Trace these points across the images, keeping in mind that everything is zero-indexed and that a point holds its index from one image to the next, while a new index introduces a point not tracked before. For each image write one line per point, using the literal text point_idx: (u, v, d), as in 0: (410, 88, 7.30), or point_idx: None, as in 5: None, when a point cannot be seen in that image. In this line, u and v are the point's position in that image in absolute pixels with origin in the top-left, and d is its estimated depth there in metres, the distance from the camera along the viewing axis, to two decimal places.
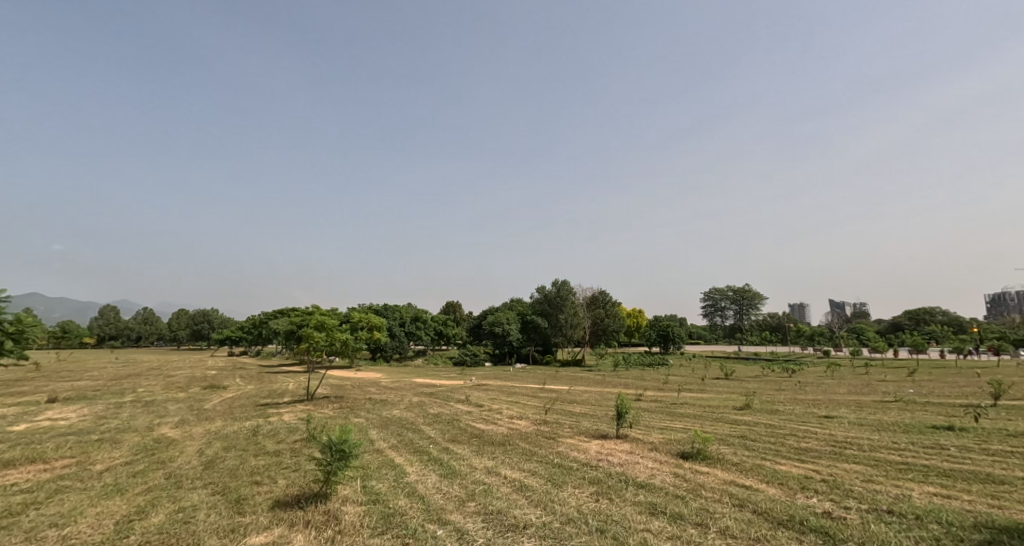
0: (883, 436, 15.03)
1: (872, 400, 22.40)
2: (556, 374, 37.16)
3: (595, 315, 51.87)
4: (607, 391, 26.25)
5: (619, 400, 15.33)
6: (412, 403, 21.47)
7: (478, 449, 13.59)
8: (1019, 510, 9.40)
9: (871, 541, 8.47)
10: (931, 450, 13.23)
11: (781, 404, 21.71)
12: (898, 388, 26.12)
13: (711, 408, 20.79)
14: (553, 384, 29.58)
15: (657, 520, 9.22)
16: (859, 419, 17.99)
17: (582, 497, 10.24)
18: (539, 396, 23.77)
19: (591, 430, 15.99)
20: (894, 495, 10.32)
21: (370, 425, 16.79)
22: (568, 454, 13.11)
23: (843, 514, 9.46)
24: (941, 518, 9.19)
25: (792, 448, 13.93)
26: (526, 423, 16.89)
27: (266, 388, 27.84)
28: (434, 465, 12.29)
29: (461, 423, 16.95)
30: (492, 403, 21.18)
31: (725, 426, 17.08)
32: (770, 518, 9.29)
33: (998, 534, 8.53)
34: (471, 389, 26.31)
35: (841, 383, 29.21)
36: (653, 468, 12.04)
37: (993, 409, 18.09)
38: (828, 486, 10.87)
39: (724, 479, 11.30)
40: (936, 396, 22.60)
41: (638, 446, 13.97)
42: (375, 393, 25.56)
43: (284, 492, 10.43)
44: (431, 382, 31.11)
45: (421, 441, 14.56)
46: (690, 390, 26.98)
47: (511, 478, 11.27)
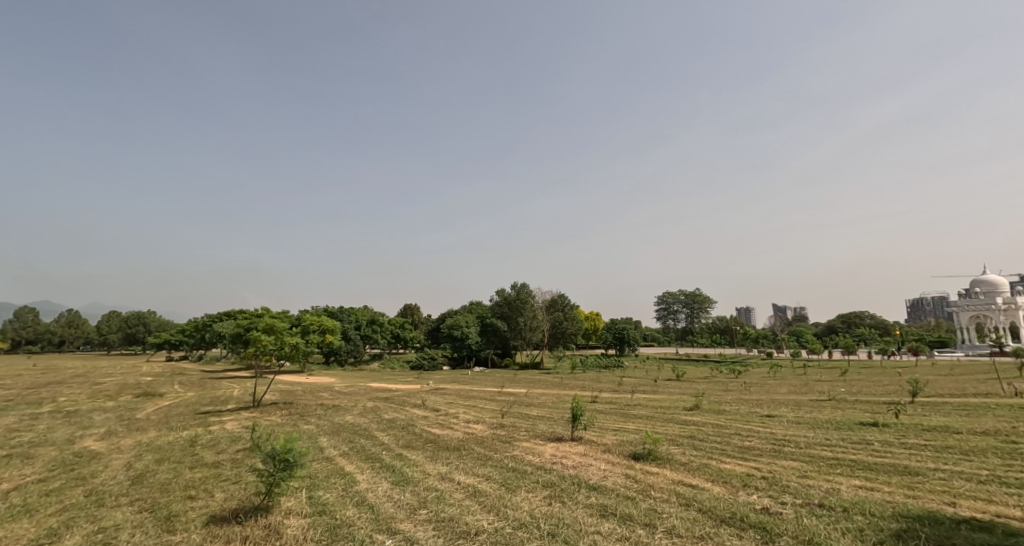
0: (818, 433, 15.86)
1: (808, 399, 23.66)
2: (514, 377, 37.27)
3: (554, 319, 52.24)
4: (563, 393, 26.59)
5: (573, 403, 15.51)
6: (366, 408, 20.97)
7: (433, 455, 13.42)
8: (933, 499, 10.09)
9: (803, 535, 8.88)
10: (860, 446, 14.04)
11: (728, 404, 22.54)
12: (832, 387, 27.71)
13: (663, 409, 21.30)
14: (511, 388, 29.57)
15: (607, 522, 9.37)
16: (797, 417, 18.85)
17: (534, 501, 10.27)
18: (496, 400, 23.77)
19: (546, 433, 16.08)
20: (825, 489, 10.90)
21: (321, 432, 16.30)
22: (522, 458, 13.16)
23: (779, 509, 9.90)
24: (865, 510, 9.77)
25: (736, 447, 14.45)
26: (482, 428, 16.80)
27: (208, 395, 26.53)
28: (386, 472, 12.04)
29: (416, 429, 16.68)
30: (448, 407, 21.01)
31: (675, 426, 17.62)
32: (713, 515, 9.62)
33: (912, 523, 9.14)
34: (428, 394, 25.91)
35: (782, 383, 30.73)
36: (606, 470, 12.24)
37: (911, 406, 19.48)
38: (768, 483, 11.35)
39: (672, 479, 11.61)
40: (865, 394, 24.02)
41: (592, 448, 14.20)
42: (327, 398, 24.83)
43: (221, 507, 9.95)
44: (387, 386, 30.51)
45: (373, 448, 14.25)
46: (644, 392, 27.72)
47: (465, 484, 11.16)
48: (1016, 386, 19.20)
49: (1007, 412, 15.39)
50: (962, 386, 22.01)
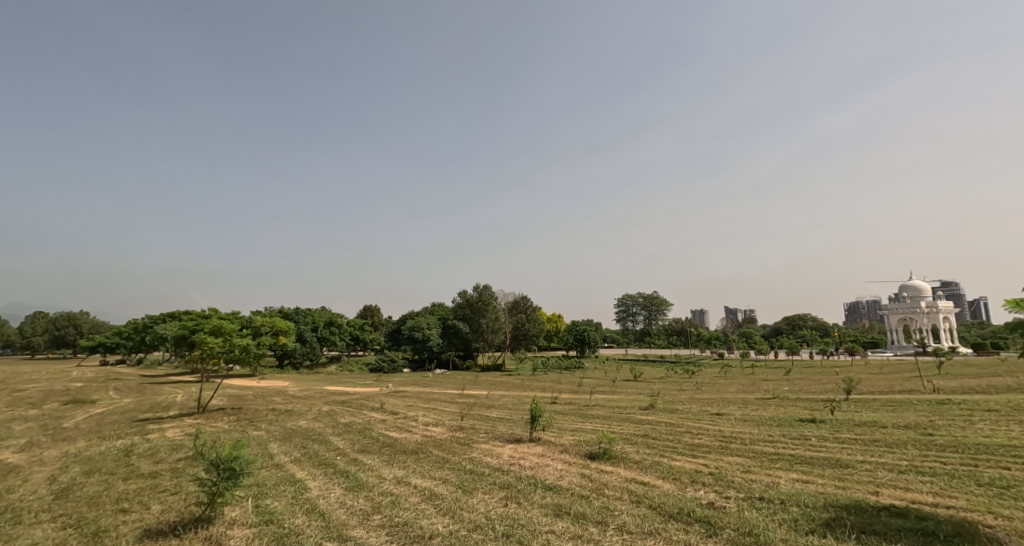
0: (763, 430, 16.57)
1: (755, 398, 24.65)
2: (475, 379, 37.23)
3: (517, 320, 52.36)
4: (524, 395, 26.74)
5: (531, 404, 15.61)
6: (320, 413, 20.48)
7: (389, 459, 13.23)
8: (860, 489, 10.73)
9: (746, 527, 9.25)
10: (799, 441, 14.75)
11: (681, 404, 23.23)
12: (777, 386, 28.97)
13: (620, 409, 21.73)
14: (471, 390, 29.45)
15: (562, 521, 9.48)
16: (745, 415, 19.59)
17: (490, 503, 10.28)
18: (456, 402, 23.64)
19: (505, 435, 16.10)
20: (767, 483, 11.40)
21: (270, 438, 15.80)
22: (480, 460, 13.14)
23: (725, 503, 10.31)
24: (802, 501, 10.29)
25: (687, 445, 14.94)
26: (440, 430, 16.65)
27: (146, 401, 25.21)
28: (339, 478, 11.78)
29: (372, 433, 16.36)
30: (407, 410, 20.74)
31: (630, 426, 17.98)
32: (663, 511, 9.90)
33: (842, 511, 9.72)
34: (385, 397, 25.47)
35: (732, 383, 31.90)
36: (562, 470, 12.40)
37: (847, 402, 20.64)
38: (714, 478, 11.81)
39: (626, 477, 11.89)
40: (806, 392, 25.24)
41: (550, 448, 14.36)
42: (279, 403, 24.06)
43: (156, 520, 9.50)
44: (344, 390, 29.82)
45: (326, 453, 13.91)
46: (603, 392, 28.26)
47: (420, 488, 11.05)
48: (936, 383, 20.66)
49: (928, 406, 16.51)
50: (892, 383, 23.44)
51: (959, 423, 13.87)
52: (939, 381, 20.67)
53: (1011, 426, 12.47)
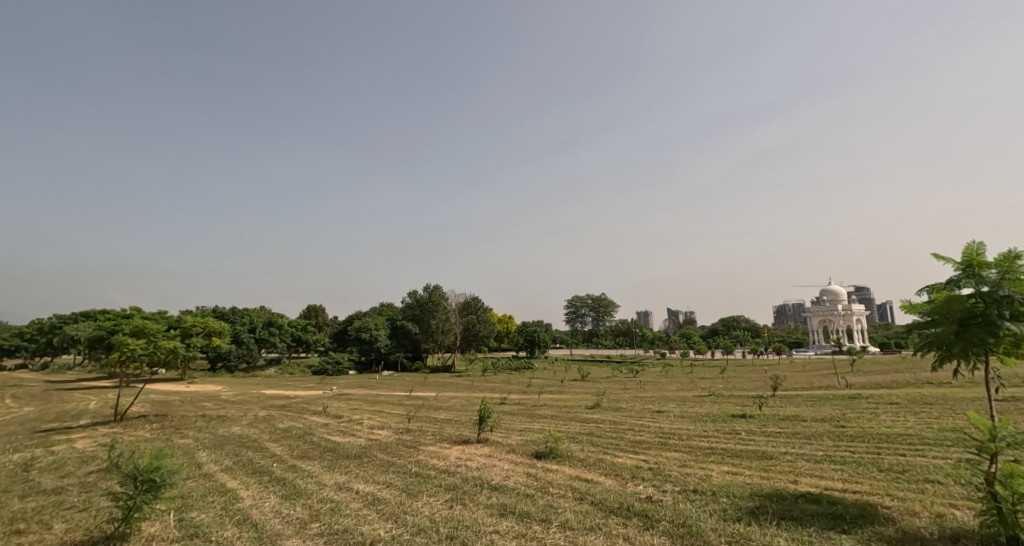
0: (699, 426, 17.49)
1: (693, 395, 25.88)
2: (424, 380, 36.98)
3: (467, 322, 52.23)
4: (473, 396, 26.87)
5: (480, 405, 15.76)
6: (258, 418, 19.81)
7: (331, 465, 13.05)
8: (781, 479, 11.60)
9: (678, 518, 9.81)
10: (731, 436, 15.71)
11: (625, 402, 24.07)
12: (714, 384, 30.53)
13: (567, 408, 22.28)
14: (420, 392, 29.25)
15: (506, 521, 9.71)
16: (683, 412, 20.56)
17: (435, 505, 10.40)
18: (404, 404, 23.48)
19: (453, 436, 16.22)
20: (700, 476, 12.10)
21: (200, 446, 15.16)
22: (426, 462, 13.20)
23: (660, 497, 10.89)
24: (729, 492, 11.02)
25: (628, 442, 15.57)
26: (386, 433, 16.54)
27: (54, 410, 23.42)
28: (276, 486, 11.53)
29: (314, 437, 16.05)
30: (352, 413, 20.40)
31: (576, 425, 18.49)
32: (604, 507, 10.33)
33: (765, 500, 10.49)
34: (329, 400, 24.91)
35: (672, 381, 33.33)
36: (508, 470, 12.67)
37: (774, 398, 22.09)
38: (653, 473, 12.41)
39: (569, 475, 12.29)
40: (737, 389, 26.72)
41: (497, 449, 14.58)
42: (211, 409, 23.03)
43: (62, 540, 9.00)
44: (285, 393, 28.87)
45: (261, 461, 13.55)
46: (551, 392, 28.84)
47: (363, 493, 11.01)
48: (851, 379, 22.48)
49: (841, 401, 17.96)
50: (813, 380, 25.25)
51: (866, 416, 15.20)
52: (852, 378, 22.55)
53: (907, 416, 13.83)
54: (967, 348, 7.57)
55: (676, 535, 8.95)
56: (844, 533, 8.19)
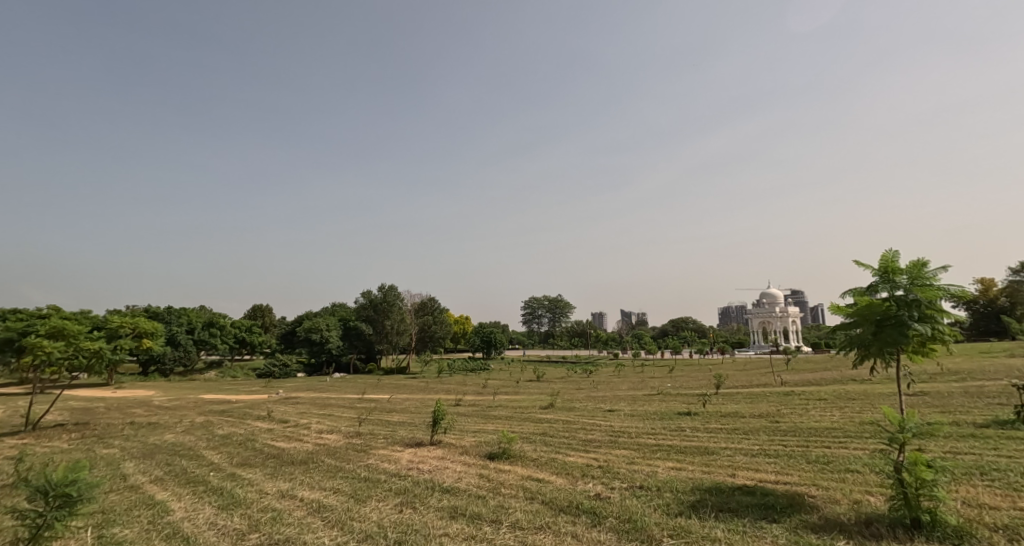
0: (647, 424, 18.04)
1: (643, 394, 26.66)
2: (377, 382, 36.36)
3: (423, 323, 51.65)
4: (427, 398, 26.70)
5: (434, 407, 15.67)
6: (194, 425, 18.95)
7: (273, 472, 12.68)
8: (720, 473, 12.15)
9: (624, 514, 10.10)
10: (676, 433, 16.29)
11: (578, 402, 24.51)
12: (663, 383, 31.52)
13: (521, 409, 22.48)
14: (373, 394, 28.74)
15: (456, 523, 9.70)
16: (633, 411, 21.12)
17: (384, 510, 10.30)
18: (355, 407, 23.06)
19: (405, 438, 16.07)
20: (647, 473, 12.51)
21: (126, 457, 14.37)
22: (376, 467, 13.03)
23: (609, 494, 11.19)
24: (673, 486, 11.45)
25: (580, 441, 15.88)
26: (335, 438, 16.19)
27: None
28: (212, 496, 11.10)
29: (256, 444, 15.52)
30: (299, 417, 19.85)
31: (530, 425, 18.71)
32: (554, 506, 10.52)
33: (705, 493, 10.97)
34: (275, 404, 24.13)
35: (624, 380, 34.21)
36: (461, 471, 12.68)
37: (718, 396, 23.07)
38: (602, 471, 12.73)
39: (522, 475, 12.43)
40: (685, 388, 27.67)
41: (450, 451, 14.56)
42: (141, 415, 21.84)
43: None
44: (226, 398, 27.70)
45: (197, 470, 13.00)
46: (507, 392, 29.01)
47: (309, 500, 10.76)
48: (788, 377, 23.74)
49: (777, 397, 18.96)
50: (753, 378, 26.48)
51: (799, 411, 16.12)
52: (789, 376, 23.85)
53: (834, 411, 14.77)
54: (882, 348, 8.22)
55: (622, 531, 9.20)
56: (775, 521, 8.68)
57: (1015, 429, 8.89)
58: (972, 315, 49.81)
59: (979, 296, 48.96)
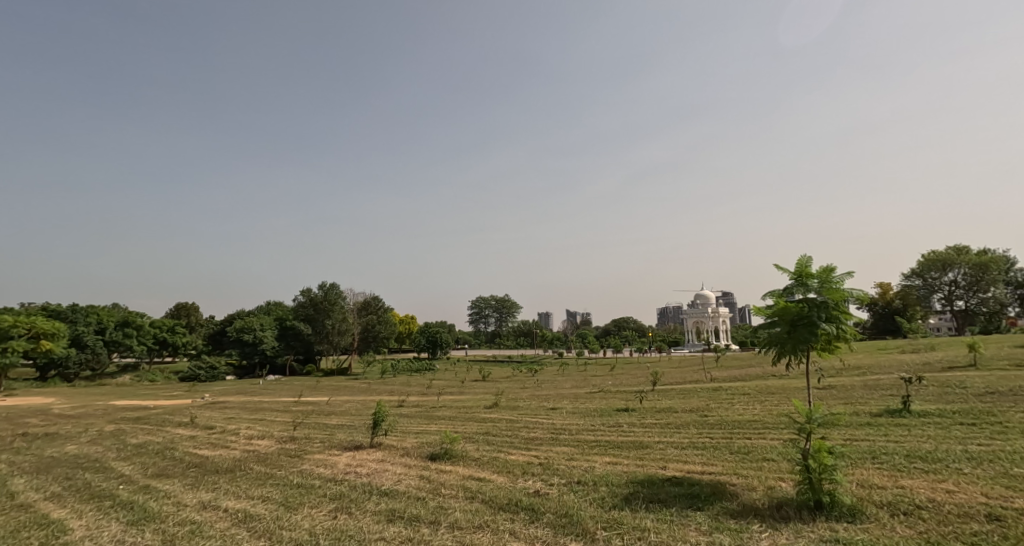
0: (588, 421, 18.59)
1: (585, 392, 27.36)
2: (315, 384, 35.38)
3: (366, 322, 50.63)
4: (368, 399, 26.22)
5: (374, 409, 15.45)
6: (102, 434, 17.71)
7: (194, 482, 12.12)
8: (652, 466, 12.73)
9: (561, 509, 10.39)
10: (614, 428, 16.86)
11: (522, 400, 24.84)
12: (604, 380, 32.47)
13: (465, 409, 22.53)
14: (309, 396, 27.85)
15: (393, 526, 9.65)
16: (574, 408, 21.61)
17: (317, 517, 10.08)
18: (291, 410, 22.32)
19: (343, 442, 15.77)
20: (585, 468, 12.90)
21: (20, 472, 13.27)
22: (311, 472, 12.72)
23: (547, 490, 11.49)
24: (607, 480, 11.90)
25: (522, 439, 16.13)
26: (267, 443, 15.66)
27: None
28: (122, 511, 10.48)
29: (176, 453, 14.73)
30: (226, 423, 19.00)
31: (473, 424, 18.80)
32: (493, 504, 10.67)
33: (636, 486, 11.46)
34: (199, 409, 22.96)
35: (567, 379, 34.93)
36: (400, 474, 12.60)
37: (654, 392, 24.06)
38: (542, 468, 13.03)
39: (463, 475, 12.51)
40: (623, 385, 28.54)
41: (390, 453, 14.43)
42: (41, 425, 20.16)
43: None
44: (144, 404, 26.05)
45: (104, 484, 12.22)
46: (452, 392, 28.99)
47: (234, 510, 10.36)
48: (719, 373, 25.07)
49: (708, 393, 20.03)
50: (686, 375, 27.68)
51: (725, 405, 17.08)
52: (718, 373, 25.19)
53: (756, 404, 15.77)
54: (795, 346, 8.92)
55: (559, 526, 9.47)
56: (699, 509, 9.21)
57: (905, 417, 9.88)
58: (873, 316, 53.86)
59: (878, 298, 53.08)
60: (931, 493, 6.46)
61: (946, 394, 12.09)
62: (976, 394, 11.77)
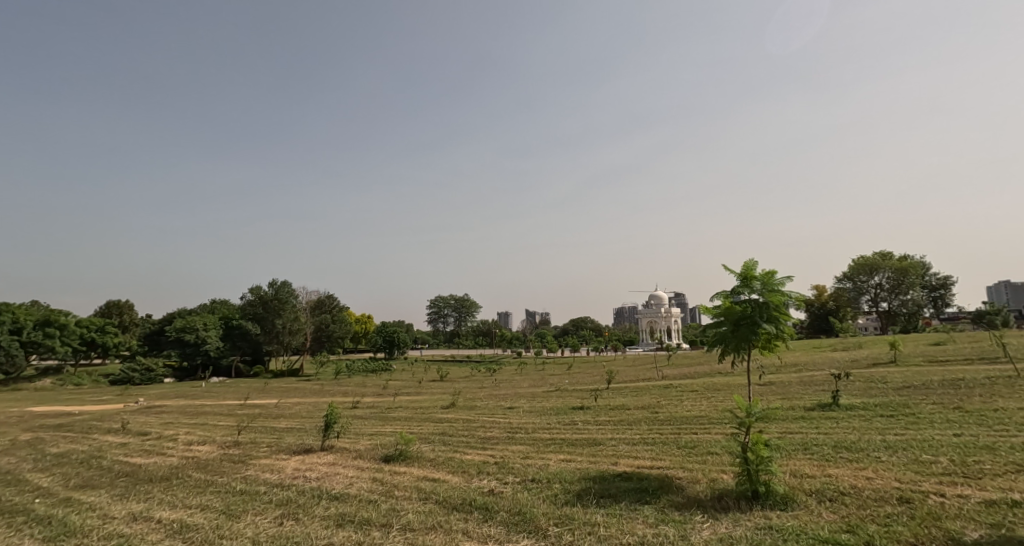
0: (544, 419, 18.81)
1: (541, 391, 27.61)
2: (264, 385, 34.26)
3: (320, 321, 49.42)
4: (319, 401, 25.60)
5: (326, 411, 15.14)
6: (19, 443, 16.59)
7: (125, 493, 11.56)
8: (604, 462, 13.04)
9: (514, 507, 10.51)
10: (568, 426, 17.14)
11: (479, 400, 24.86)
12: (561, 379, 32.85)
13: (422, 409, 22.37)
14: (257, 399, 26.94)
15: (342, 531, 9.52)
16: (531, 407, 21.82)
17: (262, 524, 9.82)
18: (236, 414, 21.57)
19: (292, 445, 15.40)
20: (539, 466, 13.09)
21: None
22: (257, 478, 12.36)
23: (501, 489, 11.60)
24: (560, 477, 12.12)
25: (478, 439, 16.17)
26: (208, 449, 15.10)
27: None
28: (41, 527, 9.89)
29: (103, 462, 13.98)
30: (163, 429, 18.16)
31: (428, 425, 18.69)
32: (447, 505, 10.69)
33: (589, 482, 11.71)
34: (132, 415, 21.82)
35: (525, 378, 35.13)
36: (352, 477, 12.43)
37: (608, 390, 24.59)
38: (497, 467, 13.12)
39: (417, 476, 12.46)
40: (579, 384, 28.97)
41: (342, 456, 14.19)
42: None
43: None
44: (69, 410, 24.52)
45: (18, 498, 11.48)
46: (408, 393, 28.71)
47: (169, 521, 9.95)
48: (670, 372, 25.82)
49: (659, 390, 20.64)
50: (640, 374, 28.38)
51: (675, 402, 17.64)
52: (669, 371, 25.95)
53: (703, 401, 16.37)
54: (738, 345, 9.34)
55: (511, 524, 9.59)
56: (647, 503, 9.52)
57: (834, 410, 10.53)
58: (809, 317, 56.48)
59: (814, 301, 55.69)
60: (853, 480, 6.94)
61: (873, 388, 12.95)
62: (898, 388, 12.66)
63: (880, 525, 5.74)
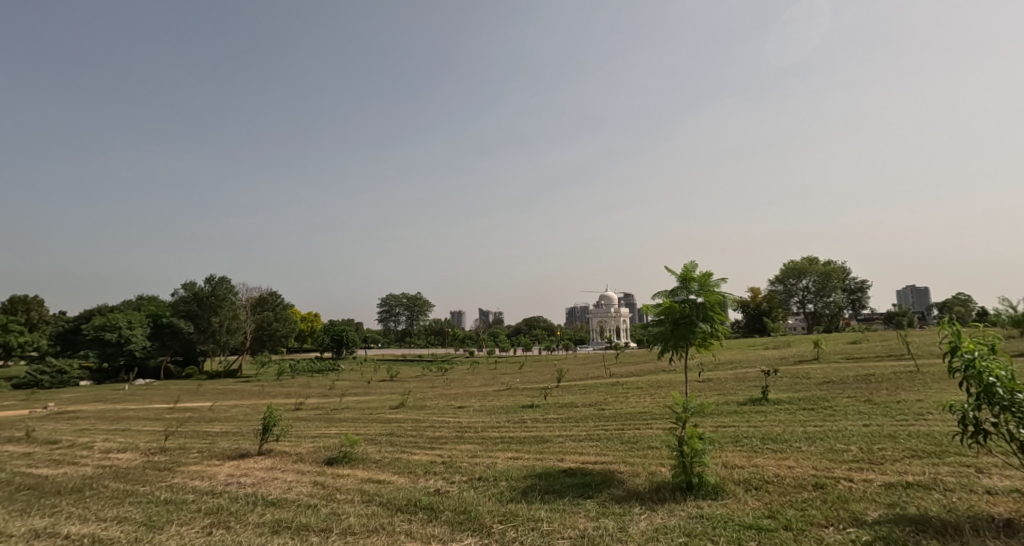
0: (492, 418, 18.83)
1: (492, 390, 27.62)
2: (198, 388, 32.66)
3: (261, 319, 47.55)
4: (258, 403, 24.64)
5: (266, 414, 14.60)
6: None
7: (31, 507, 10.78)
8: (550, 459, 13.24)
9: (459, 506, 10.51)
10: (517, 425, 17.25)
11: (429, 400, 24.60)
12: (512, 378, 32.93)
13: (369, 410, 21.92)
14: (188, 402, 25.60)
15: (277, 538, 9.25)
16: (481, 406, 21.85)
17: (190, 534, 9.41)
18: (165, 418, 20.47)
19: (228, 450, 14.77)
20: (487, 464, 13.14)
21: None
22: (187, 486, 11.80)
23: (448, 488, 11.59)
24: (506, 475, 12.22)
25: (427, 439, 16.05)
26: (131, 457, 14.27)
27: None
28: None
29: (4, 474, 12.96)
30: (78, 436, 16.99)
31: (375, 426, 18.36)
32: (391, 506, 10.58)
33: (535, 479, 11.86)
34: (41, 422, 20.30)
35: (477, 377, 35.08)
36: (292, 481, 12.07)
37: (557, 388, 24.88)
38: (444, 466, 13.08)
39: (361, 478, 12.25)
40: (530, 383, 29.16)
41: (281, 460, 13.74)
42: None
43: None
44: None
45: None
46: (356, 393, 28.07)
47: (80, 536, 9.36)
48: (617, 370, 26.36)
49: (605, 388, 21.09)
50: (589, 372, 28.94)
51: (620, 399, 18.10)
52: (617, 369, 26.52)
53: (646, 397, 16.87)
54: (676, 343, 9.76)
55: (455, 522, 9.61)
56: (589, 497, 9.75)
57: (764, 405, 11.12)
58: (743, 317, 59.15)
59: (748, 301, 58.43)
60: (776, 469, 7.38)
61: (800, 384, 13.69)
62: (823, 384, 13.45)
63: (797, 509, 6.14)
